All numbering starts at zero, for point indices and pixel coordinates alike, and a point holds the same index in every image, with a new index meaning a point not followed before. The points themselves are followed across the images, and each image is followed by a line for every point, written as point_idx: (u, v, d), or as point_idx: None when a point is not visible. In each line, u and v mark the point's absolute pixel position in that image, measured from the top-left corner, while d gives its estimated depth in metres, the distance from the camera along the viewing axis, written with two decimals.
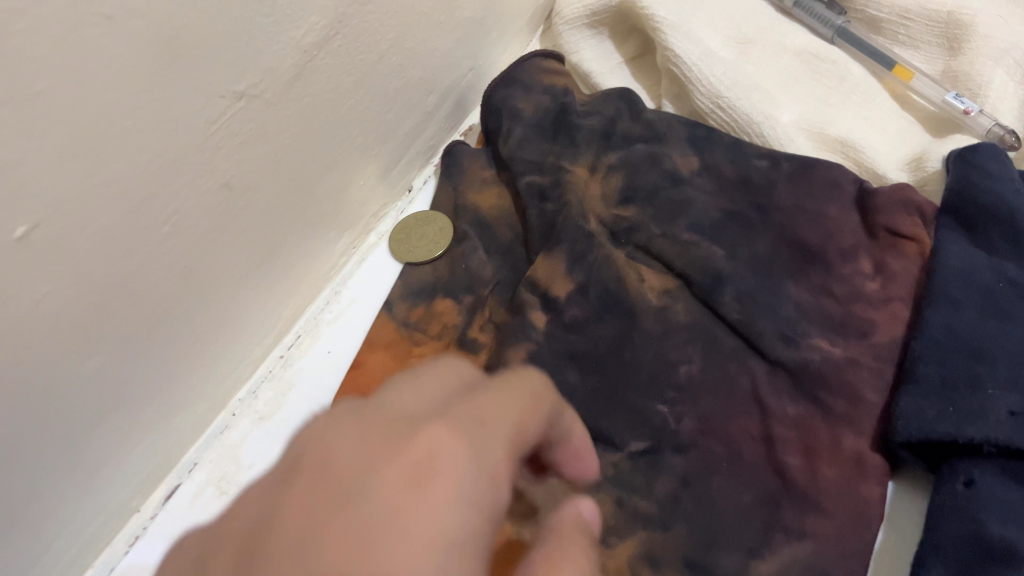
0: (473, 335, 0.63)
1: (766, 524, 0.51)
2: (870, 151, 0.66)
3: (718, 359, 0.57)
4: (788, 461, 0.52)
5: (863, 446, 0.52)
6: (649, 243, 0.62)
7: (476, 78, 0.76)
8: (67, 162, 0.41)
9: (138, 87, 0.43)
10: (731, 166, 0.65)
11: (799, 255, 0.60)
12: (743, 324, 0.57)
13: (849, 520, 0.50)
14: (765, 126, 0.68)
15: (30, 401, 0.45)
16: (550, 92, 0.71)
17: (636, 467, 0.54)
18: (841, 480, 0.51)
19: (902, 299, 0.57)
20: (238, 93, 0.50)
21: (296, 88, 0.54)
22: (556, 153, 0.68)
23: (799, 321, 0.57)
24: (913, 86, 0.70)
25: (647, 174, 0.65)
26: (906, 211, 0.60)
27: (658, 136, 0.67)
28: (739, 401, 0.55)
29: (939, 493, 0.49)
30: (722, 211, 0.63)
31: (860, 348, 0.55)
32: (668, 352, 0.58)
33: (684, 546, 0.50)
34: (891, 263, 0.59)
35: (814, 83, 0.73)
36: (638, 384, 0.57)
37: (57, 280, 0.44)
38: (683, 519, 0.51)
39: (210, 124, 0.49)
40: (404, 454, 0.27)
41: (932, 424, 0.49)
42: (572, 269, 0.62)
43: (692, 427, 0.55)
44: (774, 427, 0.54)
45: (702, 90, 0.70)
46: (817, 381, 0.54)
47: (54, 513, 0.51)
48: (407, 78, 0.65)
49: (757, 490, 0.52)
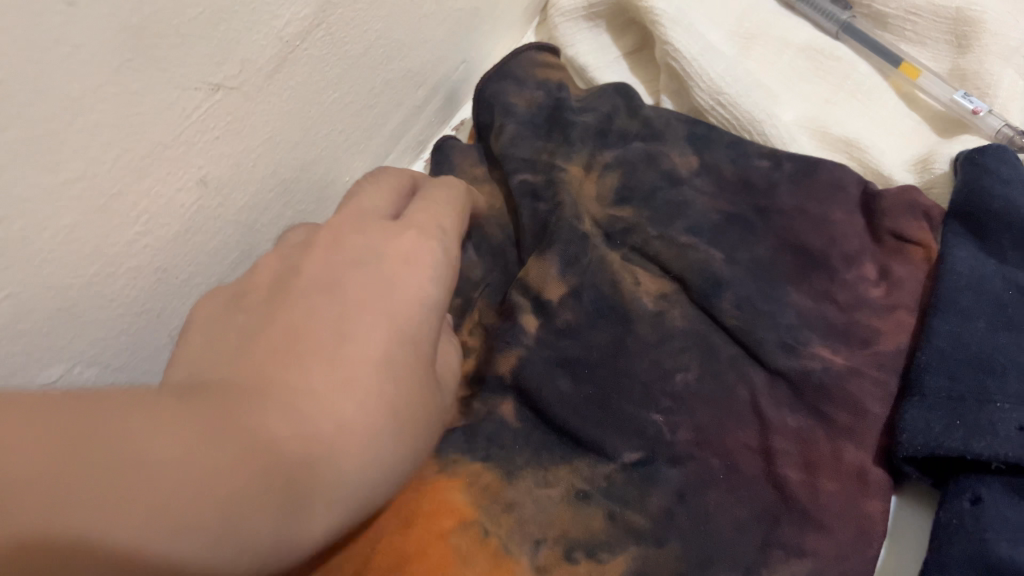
0: (462, 340, 0.60)
1: (763, 541, 0.49)
2: (874, 152, 0.64)
3: (715, 368, 0.55)
4: (788, 475, 0.51)
5: (865, 460, 0.50)
6: (645, 245, 0.60)
7: (468, 70, 0.73)
8: (26, 158, 0.39)
9: (104, 80, 0.41)
10: (730, 166, 0.63)
11: (801, 260, 0.58)
12: (742, 331, 0.55)
13: (851, 538, 0.48)
14: (767, 125, 0.66)
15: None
16: (544, 87, 0.69)
17: (629, 480, 0.52)
18: (843, 496, 0.49)
19: (907, 307, 0.55)
20: (214, 86, 0.47)
21: (276, 81, 0.52)
22: (550, 151, 0.65)
23: (800, 329, 0.55)
24: (920, 84, 0.67)
25: (645, 173, 0.63)
26: (913, 214, 0.58)
27: (656, 134, 0.65)
28: (737, 412, 0.53)
29: (945, 510, 0.47)
30: (721, 213, 0.61)
31: (863, 357, 0.53)
32: (663, 360, 0.55)
33: (677, 565, 0.49)
34: (895, 269, 0.57)
35: (817, 80, 0.71)
36: (632, 394, 0.54)
37: (15, 282, 0.41)
38: (678, 537, 0.49)
39: (183, 118, 0.46)
40: (401, 243, 0.48)
41: (938, 438, 0.47)
42: (566, 271, 0.59)
43: (688, 439, 0.52)
44: (774, 439, 0.52)
45: (702, 86, 0.68)
46: (819, 392, 0.52)
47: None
48: (395, 70, 0.63)
49: (755, 506, 0.50)
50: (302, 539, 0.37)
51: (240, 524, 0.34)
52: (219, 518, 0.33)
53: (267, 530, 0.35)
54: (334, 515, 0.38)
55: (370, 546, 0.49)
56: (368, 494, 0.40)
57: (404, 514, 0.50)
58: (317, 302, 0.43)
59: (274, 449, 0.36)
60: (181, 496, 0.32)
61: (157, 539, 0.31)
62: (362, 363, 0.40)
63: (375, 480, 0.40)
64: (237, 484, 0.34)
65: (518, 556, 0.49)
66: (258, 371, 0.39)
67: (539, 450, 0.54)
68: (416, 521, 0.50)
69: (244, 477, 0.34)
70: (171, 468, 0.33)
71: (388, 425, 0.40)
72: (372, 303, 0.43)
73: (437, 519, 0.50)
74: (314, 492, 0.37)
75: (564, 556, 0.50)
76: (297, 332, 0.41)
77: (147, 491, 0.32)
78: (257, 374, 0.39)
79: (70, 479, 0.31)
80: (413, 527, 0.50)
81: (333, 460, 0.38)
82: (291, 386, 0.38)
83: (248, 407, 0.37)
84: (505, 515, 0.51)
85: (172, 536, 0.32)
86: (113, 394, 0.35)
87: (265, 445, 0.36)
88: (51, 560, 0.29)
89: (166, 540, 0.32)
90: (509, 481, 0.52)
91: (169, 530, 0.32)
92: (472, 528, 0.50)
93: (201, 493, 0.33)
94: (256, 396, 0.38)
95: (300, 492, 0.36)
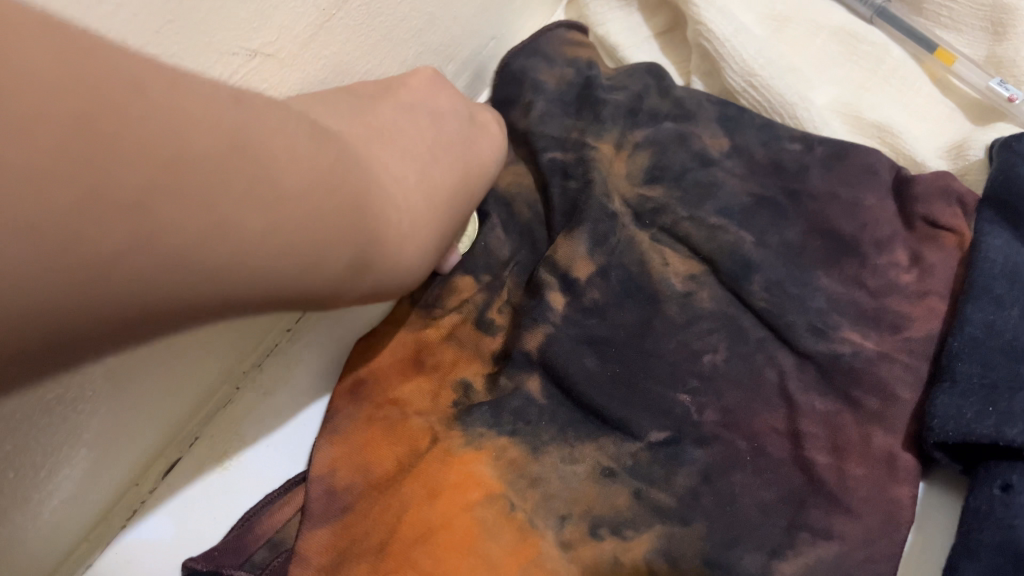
0: (491, 316, 0.59)
1: (789, 523, 0.49)
2: (907, 139, 0.63)
3: (743, 350, 0.55)
4: (814, 458, 0.50)
5: (894, 445, 0.50)
6: (675, 226, 0.60)
7: (498, 47, 0.73)
8: None
9: (146, 41, 0.40)
10: (762, 149, 0.62)
11: (831, 244, 0.58)
12: (771, 314, 0.55)
13: (879, 523, 0.48)
14: (799, 108, 0.65)
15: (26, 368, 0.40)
16: (575, 65, 0.68)
17: (655, 459, 0.52)
18: (871, 481, 0.49)
19: (939, 294, 0.55)
20: (251, 52, 0.47)
21: (311, 49, 0.51)
22: (580, 129, 0.64)
23: (830, 313, 0.55)
24: (955, 71, 0.67)
25: (675, 154, 0.62)
26: (947, 200, 0.57)
27: (687, 114, 0.65)
28: (765, 394, 0.53)
29: (974, 497, 0.46)
30: (752, 196, 0.60)
31: (893, 343, 0.53)
32: (690, 341, 0.55)
33: (703, 544, 0.48)
34: (927, 255, 0.56)
35: (851, 65, 0.70)
36: (661, 374, 0.55)
37: None
38: (703, 516, 0.49)
39: (221, 83, 0.46)
40: (478, 114, 0.56)
41: (969, 425, 0.47)
42: (593, 250, 0.59)
43: (714, 419, 0.53)
44: (801, 422, 0.51)
45: (735, 68, 0.67)
46: (847, 376, 0.52)
47: (83, 465, 0.49)
48: (427, 44, 0.63)
49: (781, 487, 0.50)
50: (340, 295, 0.41)
51: (320, 266, 0.37)
52: (310, 254, 0.36)
53: (332, 280, 0.39)
54: (366, 289, 0.42)
55: (397, 515, 0.51)
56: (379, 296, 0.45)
57: (433, 485, 0.52)
58: (410, 112, 0.49)
59: (364, 217, 0.39)
60: (292, 222, 0.35)
61: (263, 251, 0.34)
62: (421, 182, 0.45)
63: (401, 280, 0.45)
64: (330, 231, 0.37)
65: (543, 531, 0.50)
66: (360, 146, 0.41)
67: (565, 426, 0.54)
68: (443, 492, 0.52)
69: (338, 227, 0.37)
70: (290, 195, 0.35)
71: (425, 253, 0.46)
72: (448, 149, 0.49)
73: (463, 492, 0.51)
74: (370, 267, 0.41)
75: (589, 532, 0.50)
76: (390, 134, 0.45)
77: (269, 209, 0.34)
78: (356, 147, 0.41)
79: (215, 168, 0.32)
80: (440, 499, 0.51)
81: (392, 247, 0.42)
82: (374, 170, 0.41)
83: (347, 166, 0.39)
84: (530, 491, 0.51)
85: (276, 252, 0.34)
86: (245, 100, 0.35)
87: (358, 209, 0.38)
88: (193, 236, 0.31)
89: (268, 255, 0.34)
90: (534, 456, 0.53)
91: (273, 249, 0.34)
92: (498, 502, 0.51)
93: (305, 229, 0.35)
94: (354, 157, 0.40)
95: (367, 260, 0.40)
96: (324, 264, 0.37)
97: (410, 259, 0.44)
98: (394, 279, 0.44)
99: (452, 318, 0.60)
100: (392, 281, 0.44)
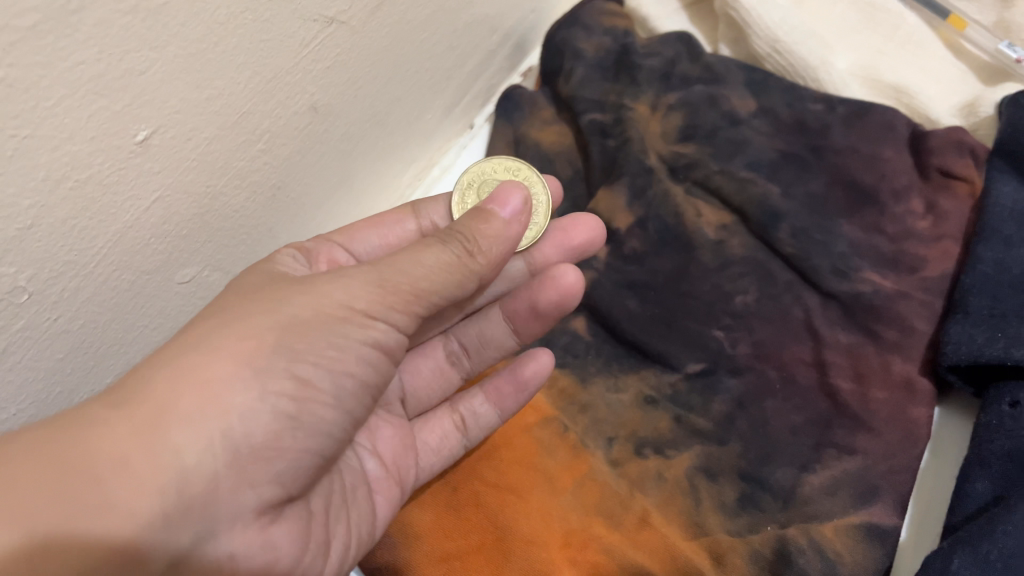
0: None
1: (818, 441, 0.53)
2: (922, 98, 0.68)
3: (773, 292, 0.60)
4: (840, 384, 0.55)
5: (911, 370, 0.54)
6: (707, 180, 0.66)
7: (540, 17, 0.77)
8: (178, 75, 0.42)
9: (245, 5, 0.44)
10: (787, 109, 0.67)
11: (852, 195, 0.62)
12: (797, 258, 0.60)
13: (898, 439, 0.52)
14: (822, 71, 0.70)
15: (127, 302, 0.47)
16: (612, 33, 0.74)
17: (693, 388, 0.57)
18: (891, 403, 0.54)
19: (952, 237, 0.59)
20: (328, 19, 0.51)
21: (379, 16, 0.55)
22: (618, 92, 0.72)
23: (852, 256, 0.60)
24: (968, 36, 0.71)
25: (705, 115, 0.68)
26: (959, 152, 0.62)
27: (717, 78, 0.70)
28: (793, 330, 0.58)
29: (986, 414, 0.51)
30: (779, 152, 0.65)
31: (912, 282, 0.58)
32: (724, 284, 0.61)
33: (738, 460, 0.54)
34: (942, 203, 0.61)
35: (869, 32, 0.73)
36: (696, 313, 0.60)
37: (165, 186, 0.45)
38: (738, 437, 0.55)
39: (303, 46, 0.50)
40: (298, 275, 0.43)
41: (981, 348, 0.51)
42: (633, 203, 0.66)
43: (747, 352, 0.58)
44: (826, 353, 0.56)
45: (761, 34, 0.72)
46: (869, 311, 0.57)
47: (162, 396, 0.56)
48: (477, 15, 0.66)
49: (809, 411, 0.55)
50: (235, 460, 0.36)
51: (146, 472, 0.34)
52: (115, 471, 0.34)
53: (187, 466, 0.35)
54: (264, 436, 0.37)
55: None
56: (303, 439, 0.38)
57: None
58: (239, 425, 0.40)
59: (150, 392, 0.36)
60: (41, 473, 0.33)
61: (42, 517, 0.32)
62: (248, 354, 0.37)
63: (294, 384, 0.38)
64: (109, 442, 0.34)
65: (593, 450, 0.56)
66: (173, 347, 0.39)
67: (610, 360, 0.60)
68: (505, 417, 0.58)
69: (106, 431, 0.34)
70: (31, 466, 0.33)
71: (285, 296, 0.40)
72: (241, 305, 0.40)
73: (522, 414, 0.58)
74: (233, 423, 0.36)
75: (634, 452, 0.56)
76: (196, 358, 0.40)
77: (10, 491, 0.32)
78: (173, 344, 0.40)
79: None
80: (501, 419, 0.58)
81: (232, 396, 0.36)
82: (144, 381, 0.37)
83: (100, 407, 0.36)
84: (580, 415, 0.58)
85: (58, 504, 0.32)
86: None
87: (164, 412, 0.35)
88: None
89: (57, 510, 0.32)
90: (584, 386, 0.59)
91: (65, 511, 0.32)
92: (552, 424, 0.57)
93: (63, 468, 0.33)
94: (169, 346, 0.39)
95: (155, 424, 0.35)
96: (146, 467, 0.34)
97: (276, 365, 0.38)
98: (280, 390, 0.37)
99: (550, 430, 0.57)
100: (285, 392, 0.37)
